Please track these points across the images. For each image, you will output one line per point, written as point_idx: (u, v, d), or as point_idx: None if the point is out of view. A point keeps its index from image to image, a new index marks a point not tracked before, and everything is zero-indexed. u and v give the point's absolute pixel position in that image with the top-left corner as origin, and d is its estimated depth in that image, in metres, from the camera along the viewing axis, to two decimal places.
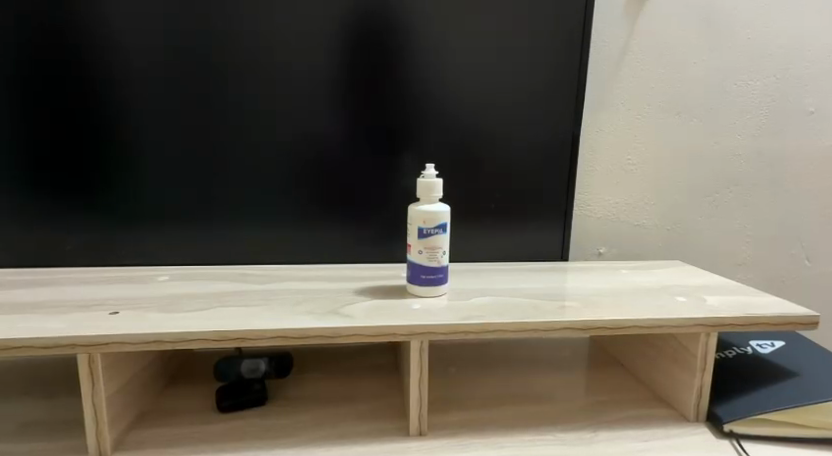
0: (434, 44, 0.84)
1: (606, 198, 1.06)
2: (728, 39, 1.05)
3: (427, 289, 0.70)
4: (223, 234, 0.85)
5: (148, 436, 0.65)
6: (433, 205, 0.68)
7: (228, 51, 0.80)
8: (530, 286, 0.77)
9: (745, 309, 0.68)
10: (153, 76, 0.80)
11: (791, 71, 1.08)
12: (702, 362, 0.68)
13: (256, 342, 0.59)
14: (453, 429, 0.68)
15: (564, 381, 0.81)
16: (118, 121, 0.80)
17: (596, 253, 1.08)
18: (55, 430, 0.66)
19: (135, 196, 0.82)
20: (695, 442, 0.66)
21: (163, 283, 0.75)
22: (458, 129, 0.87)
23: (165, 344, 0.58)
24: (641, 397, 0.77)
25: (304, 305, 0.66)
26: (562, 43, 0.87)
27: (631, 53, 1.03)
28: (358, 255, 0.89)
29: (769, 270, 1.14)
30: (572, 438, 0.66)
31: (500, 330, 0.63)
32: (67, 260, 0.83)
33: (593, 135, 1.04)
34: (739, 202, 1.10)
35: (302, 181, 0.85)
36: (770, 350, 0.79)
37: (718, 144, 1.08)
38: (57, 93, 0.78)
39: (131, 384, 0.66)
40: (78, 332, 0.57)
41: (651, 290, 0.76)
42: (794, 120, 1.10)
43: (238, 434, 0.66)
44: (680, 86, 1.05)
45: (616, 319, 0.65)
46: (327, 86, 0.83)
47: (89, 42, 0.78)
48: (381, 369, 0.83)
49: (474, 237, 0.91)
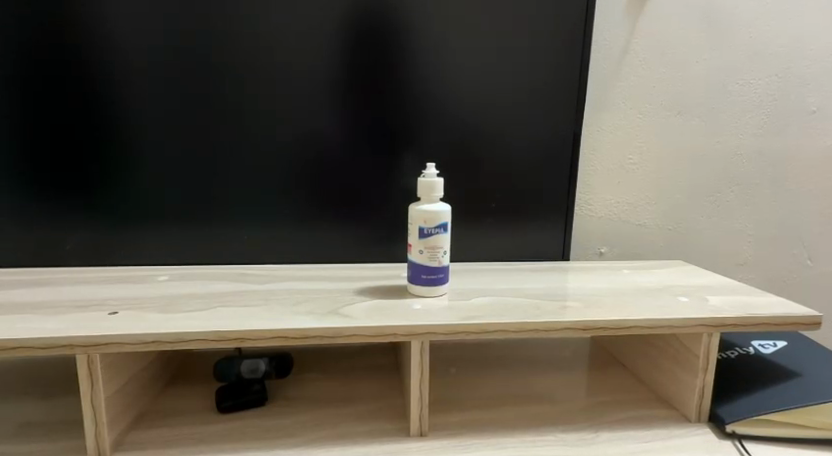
0: (434, 43, 0.84)
1: (606, 198, 1.06)
2: (730, 38, 1.05)
3: (427, 289, 0.70)
4: (223, 234, 0.85)
5: (148, 437, 0.64)
6: (433, 205, 0.67)
7: (227, 50, 0.80)
8: (531, 286, 0.77)
9: (748, 309, 0.68)
10: (153, 76, 0.79)
11: (792, 71, 1.08)
12: (705, 362, 0.67)
13: (256, 342, 0.59)
14: (454, 430, 0.67)
15: (565, 381, 0.81)
16: (118, 121, 0.80)
17: (597, 253, 1.07)
18: (54, 431, 0.66)
19: (135, 196, 0.82)
20: (697, 443, 0.65)
21: (162, 283, 0.75)
22: (458, 129, 0.87)
23: (165, 345, 0.58)
24: (642, 397, 0.76)
25: (304, 306, 0.66)
26: (563, 42, 0.87)
27: (632, 53, 1.02)
28: (358, 255, 0.88)
29: (770, 269, 1.13)
30: (574, 439, 0.66)
31: (501, 331, 0.62)
32: (66, 260, 0.82)
33: (594, 135, 1.04)
34: (741, 202, 1.10)
35: (302, 181, 0.85)
36: (773, 350, 0.78)
37: (719, 144, 1.08)
38: (57, 93, 0.78)
39: (130, 385, 0.66)
40: (77, 333, 0.56)
41: (653, 290, 0.76)
42: (796, 119, 1.10)
43: (237, 434, 0.65)
44: (681, 86, 1.05)
45: (618, 319, 0.64)
46: (327, 85, 0.83)
47: (89, 42, 0.77)
48: (382, 369, 0.82)
49: (474, 236, 0.90)
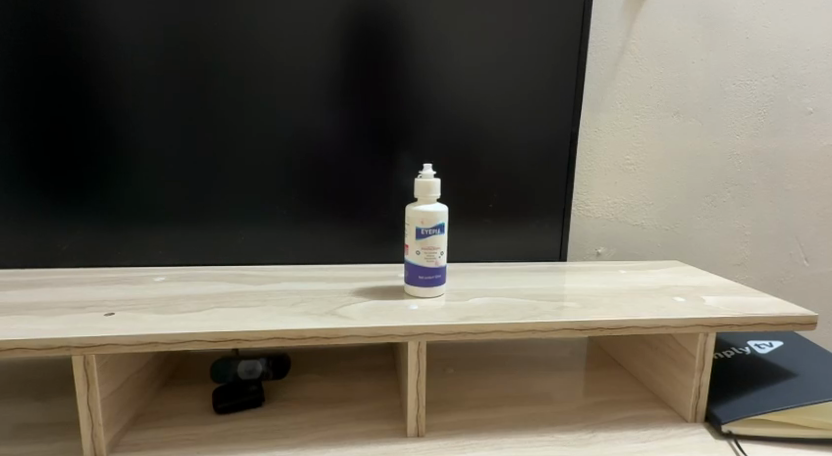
0: (432, 43, 0.84)
1: (604, 197, 1.06)
2: (727, 38, 1.05)
3: (426, 290, 0.70)
4: (222, 234, 0.85)
5: (144, 438, 0.64)
6: (431, 205, 0.67)
7: (227, 51, 0.80)
8: (528, 286, 0.77)
9: (743, 309, 0.68)
10: (152, 76, 0.79)
11: (790, 70, 1.08)
12: (700, 362, 0.67)
13: (253, 343, 0.59)
14: (451, 430, 0.67)
15: (562, 381, 0.81)
16: (116, 121, 0.80)
17: (595, 253, 1.08)
18: (51, 432, 0.66)
19: (133, 196, 0.82)
20: (694, 443, 0.65)
21: (159, 284, 0.75)
22: (457, 130, 0.87)
23: (161, 346, 0.58)
24: (640, 397, 0.76)
25: (301, 306, 0.66)
26: (561, 42, 0.87)
27: (631, 52, 1.02)
28: (356, 255, 0.88)
29: (769, 269, 1.14)
30: (571, 439, 0.66)
31: (498, 331, 0.62)
32: (63, 260, 0.82)
33: (592, 134, 1.04)
34: (739, 202, 1.10)
35: (301, 181, 0.85)
36: (769, 349, 0.79)
37: (716, 144, 1.08)
38: (57, 93, 0.78)
39: (126, 386, 0.65)
40: (73, 334, 0.56)
41: (650, 290, 0.76)
42: (793, 120, 1.10)
43: (234, 435, 0.65)
44: (678, 86, 1.05)
45: (614, 320, 0.64)
46: (326, 86, 0.83)
47: (88, 43, 0.77)
48: (379, 370, 0.82)
49: (473, 236, 0.91)
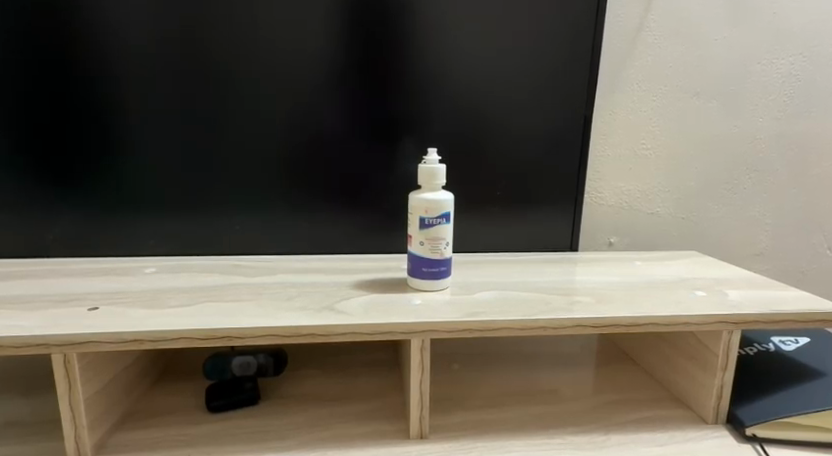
0: (439, 22, 0.79)
1: (618, 184, 1.01)
2: (751, 16, 0.99)
3: (428, 283, 0.66)
4: (215, 223, 0.81)
5: (131, 439, 0.61)
6: (435, 193, 0.63)
7: (219, 29, 0.75)
8: (539, 279, 0.73)
9: (770, 305, 0.64)
10: (140, 57, 0.74)
11: (819, 48, 1.02)
12: (724, 361, 0.63)
13: (244, 340, 0.55)
14: (455, 432, 0.64)
15: (571, 378, 0.77)
16: (105, 104, 0.75)
17: (607, 243, 1.03)
18: (33, 431, 0.63)
19: (121, 182, 0.78)
20: (714, 447, 0.61)
21: (149, 276, 0.71)
22: (464, 113, 0.82)
23: (146, 343, 0.54)
24: (655, 396, 0.72)
25: (297, 300, 0.62)
26: (577, 19, 0.82)
27: (649, 30, 0.97)
28: (356, 246, 0.84)
29: (789, 259, 1.09)
30: (582, 443, 0.62)
31: (506, 329, 0.58)
32: (49, 251, 0.78)
33: (606, 118, 0.99)
34: (759, 189, 1.05)
35: (299, 168, 0.80)
36: (793, 347, 0.74)
37: (737, 129, 1.03)
38: (41, 74, 0.73)
39: (113, 384, 0.62)
40: (53, 332, 0.53)
41: (667, 284, 0.72)
42: (820, 102, 1.04)
43: (226, 436, 0.62)
44: (698, 67, 0.99)
45: (632, 315, 0.60)
46: (324, 67, 0.78)
47: (72, 20, 0.73)
48: (381, 366, 0.79)
49: (479, 226, 0.86)
